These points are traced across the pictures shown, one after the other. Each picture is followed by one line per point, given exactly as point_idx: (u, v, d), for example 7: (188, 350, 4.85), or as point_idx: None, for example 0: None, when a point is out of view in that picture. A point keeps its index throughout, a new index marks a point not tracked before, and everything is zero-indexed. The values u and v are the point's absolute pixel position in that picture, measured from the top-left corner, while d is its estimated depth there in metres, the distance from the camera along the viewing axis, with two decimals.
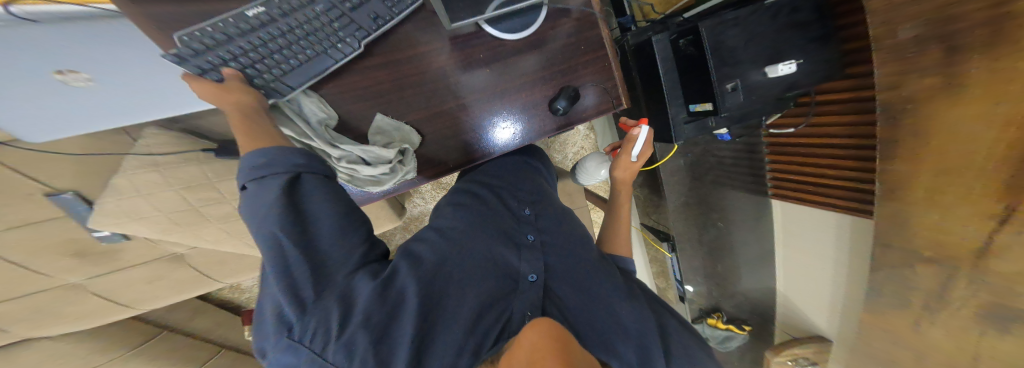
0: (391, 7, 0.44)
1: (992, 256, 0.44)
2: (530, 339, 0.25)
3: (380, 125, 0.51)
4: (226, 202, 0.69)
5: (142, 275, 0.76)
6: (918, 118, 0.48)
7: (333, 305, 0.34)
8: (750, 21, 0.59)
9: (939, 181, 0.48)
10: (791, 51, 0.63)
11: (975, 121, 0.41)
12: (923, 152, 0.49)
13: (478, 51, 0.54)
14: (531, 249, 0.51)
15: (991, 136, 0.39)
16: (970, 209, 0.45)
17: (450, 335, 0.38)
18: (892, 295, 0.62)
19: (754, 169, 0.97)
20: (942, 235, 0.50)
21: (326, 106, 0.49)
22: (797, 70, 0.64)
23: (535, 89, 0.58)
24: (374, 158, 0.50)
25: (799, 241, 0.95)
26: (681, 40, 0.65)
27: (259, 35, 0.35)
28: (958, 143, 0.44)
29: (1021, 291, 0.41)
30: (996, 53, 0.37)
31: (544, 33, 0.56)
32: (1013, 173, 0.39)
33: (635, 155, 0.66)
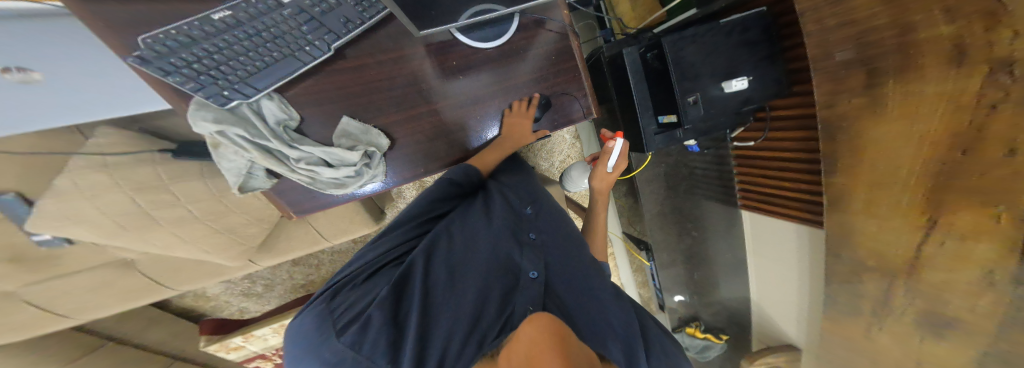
0: (363, 11, 0.44)
1: (922, 266, 0.49)
2: (528, 334, 0.31)
3: (347, 128, 0.50)
4: (182, 205, 0.64)
5: (85, 282, 0.69)
6: (851, 135, 0.52)
7: (370, 289, 0.43)
8: (707, 38, 0.63)
9: (873, 193, 0.52)
10: (745, 67, 0.67)
11: (895, 139, 0.45)
12: (859, 167, 0.53)
13: (452, 58, 0.54)
14: (531, 247, 0.51)
15: (911, 153, 0.44)
16: (900, 221, 0.50)
17: (453, 327, 0.38)
18: (844, 303, 0.66)
19: (724, 180, 1.01)
20: (880, 246, 0.55)
21: (289, 107, 0.47)
22: (750, 86, 0.69)
23: (514, 93, 0.59)
24: (337, 161, 0.50)
25: (764, 249, 0.98)
26: (648, 53, 0.69)
27: (225, 39, 0.35)
28: (884, 159, 0.48)
29: (949, 297, 0.46)
30: (907, 77, 0.41)
31: (517, 43, 0.57)
32: (933, 188, 0.43)
33: (610, 166, 0.68)
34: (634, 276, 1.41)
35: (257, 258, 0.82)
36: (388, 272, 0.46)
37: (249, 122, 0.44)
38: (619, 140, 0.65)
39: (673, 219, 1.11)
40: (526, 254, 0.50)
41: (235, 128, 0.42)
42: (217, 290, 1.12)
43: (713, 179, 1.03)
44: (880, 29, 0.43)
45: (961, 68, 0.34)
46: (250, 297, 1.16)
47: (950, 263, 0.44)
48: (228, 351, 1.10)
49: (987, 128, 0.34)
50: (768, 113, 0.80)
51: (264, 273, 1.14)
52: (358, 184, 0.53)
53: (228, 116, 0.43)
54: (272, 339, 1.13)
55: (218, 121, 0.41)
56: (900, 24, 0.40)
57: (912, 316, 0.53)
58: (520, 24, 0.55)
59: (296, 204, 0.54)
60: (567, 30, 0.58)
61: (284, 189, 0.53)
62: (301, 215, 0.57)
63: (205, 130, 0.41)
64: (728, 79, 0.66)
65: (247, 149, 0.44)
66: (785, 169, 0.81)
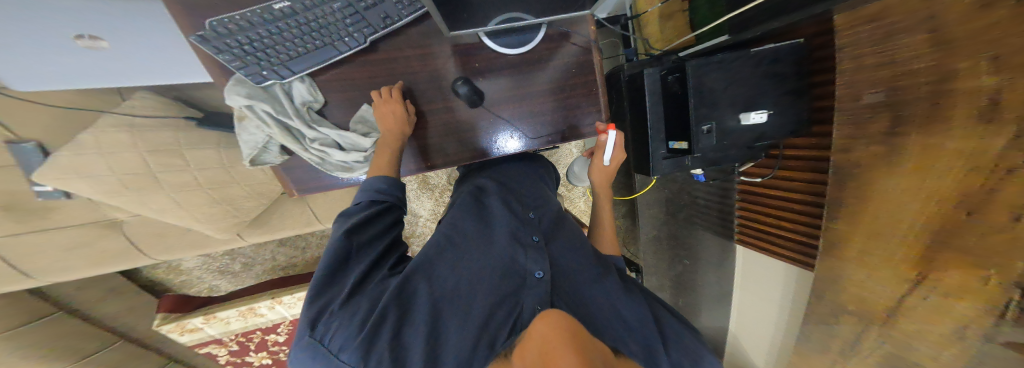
0: (402, 9, 0.43)
1: (900, 314, 0.51)
2: (540, 331, 0.30)
3: (364, 115, 0.48)
4: (190, 171, 0.61)
5: (60, 242, 0.64)
6: (864, 182, 0.54)
7: (360, 306, 0.37)
8: (734, 65, 0.65)
9: (869, 240, 0.55)
10: (765, 103, 0.69)
11: (905, 189, 0.47)
12: (864, 215, 0.55)
13: (476, 60, 0.54)
14: (535, 248, 0.50)
15: (918, 206, 0.46)
16: (890, 270, 0.52)
17: (463, 332, 0.38)
18: (815, 341, 0.69)
19: (724, 211, 1.02)
20: (862, 291, 0.57)
21: (316, 90, 0.45)
22: (766, 121, 0.70)
23: (531, 103, 0.59)
24: (351, 145, 0.48)
25: (750, 283, 1.00)
26: (669, 76, 0.71)
27: (278, 25, 0.36)
28: (889, 210, 0.50)
29: (917, 344, 0.49)
30: (932, 128, 0.43)
31: (540, 52, 0.57)
32: (930, 242, 0.45)
33: (607, 160, 0.66)
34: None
35: (245, 233, 0.78)
36: (377, 285, 0.40)
37: (276, 100, 0.43)
38: (612, 132, 0.59)
39: (665, 242, 1.20)
40: (530, 256, 0.48)
41: (264, 104, 0.41)
42: (194, 263, 1.05)
43: (711, 209, 1.06)
44: (914, 74, 0.44)
45: (990, 124, 0.35)
46: (223, 275, 1.09)
47: (930, 315, 0.46)
48: (183, 333, 1.01)
49: (1000, 189, 0.35)
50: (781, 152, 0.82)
51: (246, 250, 1.08)
52: (366, 170, 0.51)
53: (259, 91, 0.42)
54: (234, 324, 1.05)
55: (250, 96, 0.41)
56: (939, 72, 0.41)
57: (882, 362, 0.55)
58: (543, 36, 0.55)
59: (301, 182, 0.51)
60: (590, 45, 0.58)
61: (294, 166, 0.50)
62: (303, 194, 0.54)
63: (236, 103, 0.41)
64: (746, 111, 0.68)
65: (268, 125, 0.43)
66: (787, 209, 0.83)
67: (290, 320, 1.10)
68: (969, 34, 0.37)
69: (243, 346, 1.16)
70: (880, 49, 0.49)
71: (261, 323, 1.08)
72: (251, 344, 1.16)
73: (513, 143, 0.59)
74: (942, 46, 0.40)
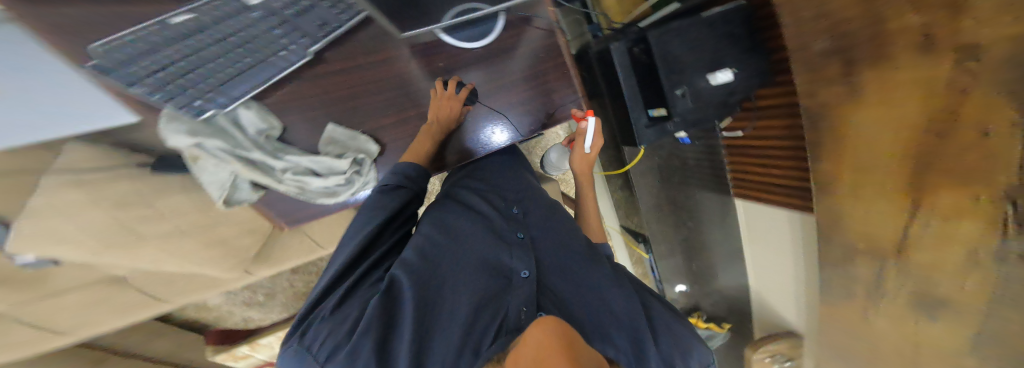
0: (339, 14, 0.45)
1: (910, 248, 0.49)
2: (535, 338, 0.31)
3: (333, 136, 0.50)
4: (166, 220, 0.64)
5: (77, 300, 0.69)
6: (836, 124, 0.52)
7: (351, 309, 0.40)
8: (691, 31, 0.63)
9: (858, 177, 0.53)
10: (728, 60, 0.68)
11: (875, 123, 0.46)
12: (843, 153, 0.54)
13: (439, 59, 0.54)
14: (520, 247, 0.53)
15: (894, 135, 0.44)
16: (884, 203, 0.51)
17: (449, 337, 0.39)
18: (837, 289, 0.66)
19: (716, 169, 1.02)
20: (870, 229, 0.55)
21: (270, 116, 0.47)
22: (735, 79, 0.70)
23: (510, 92, 0.59)
24: (324, 169, 0.50)
25: (758, 237, 1.00)
26: (635, 49, 0.69)
27: (189, 45, 0.33)
28: (866, 146, 0.49)
29: (940, 279, 0.46)
30: (887, 59, 0.41)
31: (505, 41, 0.56)
32: (914, 171, 0.44)
33: (588, 147, 0.66)
34: (636, 269, 1.40)
35: (253, 269, 0.82)
36: (364, 293, 0.42)
37: (230, 135, 0.44)
38: (591, 118, 0.59)
39: (667, 209, 1.16)
40: (513, 256, 0.51)
41: (213, 140, 0.42)
42: (219, 300, 1.12)
43: (703, 170, 1.04)
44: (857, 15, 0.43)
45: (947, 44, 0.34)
46: (253, 306, 1.16)
47: (936, 244, 0.45)
48: (235, 360, 1.11)
49: (962, 104, 0.35)
50: (754, 102, 0.80)
51: (264, 281, 1.14)
52: (350, 192, 0.53)
53: (201, 126, 0.42)
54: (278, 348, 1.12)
55: (192, 132, 0.40)
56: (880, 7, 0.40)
57: (904, 300, 0.53)
58: (505, 21, 0.54)
59: (289, 215, 0.54)
60: (553, 27, 0.57)
61: (273, 200, 0.52)
62: (293, 225, 0.57)
63: (179, 143, 0.40)
64: (713, 71, 0.67)
65: (229, 162, 0.44)
66: (775, 157, 0.81)
67: None
68: None
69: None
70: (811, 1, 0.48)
71: None
72: None
73: (499, 135, 0.61)
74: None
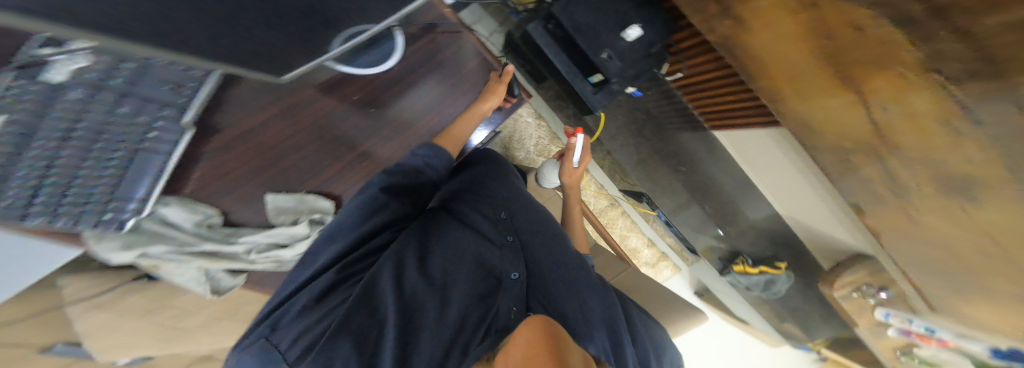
0: (186, 69, 0.36)
1: (890, 137, 0.43)
2: (524, 338, 0.31)
3: (279, 205, 0.45)
4: None
5: None
6: (750, 43, 0.50)
7: (334, 305, 0.42)
8: None
9: (799, 86, 0.50)
10: (635, 13, 0.67)
11: (801, 25, 0.42)
12: (775, 67, 0.51)
13: (352, 91, 0.49)
14: (510, 250, 0.54)
15: (824, 35, 0.40)
16: (833, 102, 0.47)
17: (436, 337, 0.40)
18: None
19: (682, 111, 1.02)
20: (837, 128, 0.49)
21: (198, 205, 0.41)
22: (647, 30, 0.68)
23: (450, 98, 0.55)
24: (290, 239, 0.46)
25: (758, 169, 0.95)
26: (549, 24, 0.70)
27: (28, 158, 0.25)
28: (793, 52, 0.46)
29: (943, 157, 0.40)
30: None
31: (414, 56, 0.52)
32: (851, 64, 0.40)
33: (576, 161, 0.77)
34: (654, 228, 1.33)
35: None
36: (344, 292, 0.44)
37: (171, 235, 0.39)
38: (580, 134, 0.74)
39: (653, 160, 1.08)
40: (505, 255, 0.53)
41: (155, 246, 0.37)
42: None
43: (669, 115, 1.03)
44: None
45: None
46: None
47: (904, 126, 0.40)
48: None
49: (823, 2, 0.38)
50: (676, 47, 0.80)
51: None
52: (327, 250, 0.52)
53: (133, 236, 0.36)
54: None
55: (127, 245, 0.35)
56: None
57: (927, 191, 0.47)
58: (402, 34, 0.51)
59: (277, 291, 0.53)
60: (462, 27, 0.55)
61: (258, 278, 0.49)
62: None
63: (120, 257, 0.35)
64: (623, 29, 0.66)
65: (188, 260, 0.40)
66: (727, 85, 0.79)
67: None
68: None
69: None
70: None
71: None
72: None
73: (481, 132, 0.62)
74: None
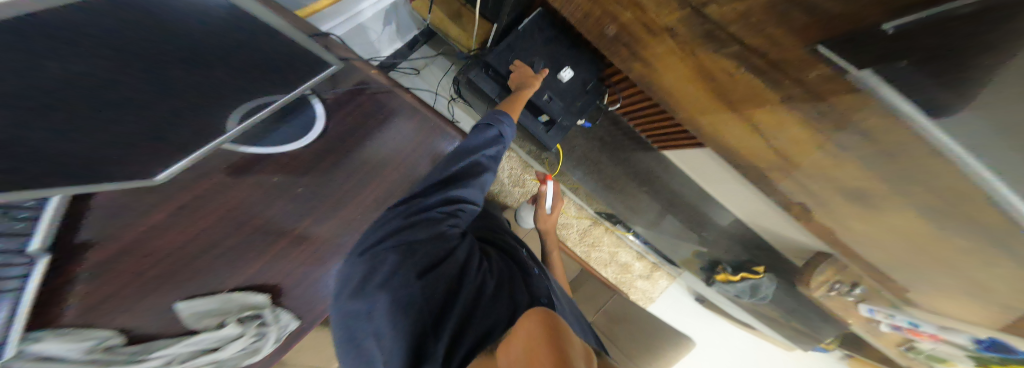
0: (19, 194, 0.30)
1: (787, 153, 0.53)
2: (526, 329, 0.33)
3: (201, 309, 0.41)
4: None
5: None
6: (660, 83, 0.58)
7: (439, 249, 0.42)
8: (520, 45, 0.69)
9: (708, 115, 0.57)
10: (565, 52, 0.72)
11: (691, 72, 0.51)
12: (689, 99, 0.57)
13: (268, 172, 0.46)
14: (537, 278, 0.48)
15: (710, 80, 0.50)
16: (736, 129, 0.56)
17: (488, 319, 0.37)
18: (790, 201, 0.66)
19: (631, 135, 1.09)
20: (751, 149, 0.57)
21: (85, 330, 0.34)
22: (583, 70, 0.74)
23: (398, 152, 0.54)
24: (224, 340, 0.42)
25: (710, 179, 1.00)
26: (489, 73, 0.73)
27: None
28: (693, 90, 0.54)
29: (836, 170, 0.49)
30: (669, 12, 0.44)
31: (342, 123, 0.51)
32: (744, 99, 0.49)
33: (548, 207, 0.77)
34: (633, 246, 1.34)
35: None
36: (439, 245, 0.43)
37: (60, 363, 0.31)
38: (551, 182, 0.74)
39: (623, 185, 1.09)
40: (540, 279, 0.49)
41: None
42: None
43: (619, 138, 1.09)
44: None
45: None
46: None
47: (793, 146, 0.50)
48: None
49: (702, 52, 0.46)
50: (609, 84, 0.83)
51: None
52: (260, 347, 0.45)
53: None
54: None
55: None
56: None
57: (837, 192, 0.53)
58: (320, 100, 0.50)
59: None
60: (394, 85, 0.56)
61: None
62: None
63: None
64: (558, 72, 0.71)
65: None
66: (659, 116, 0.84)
67: None
68: None
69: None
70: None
71: None
72: None
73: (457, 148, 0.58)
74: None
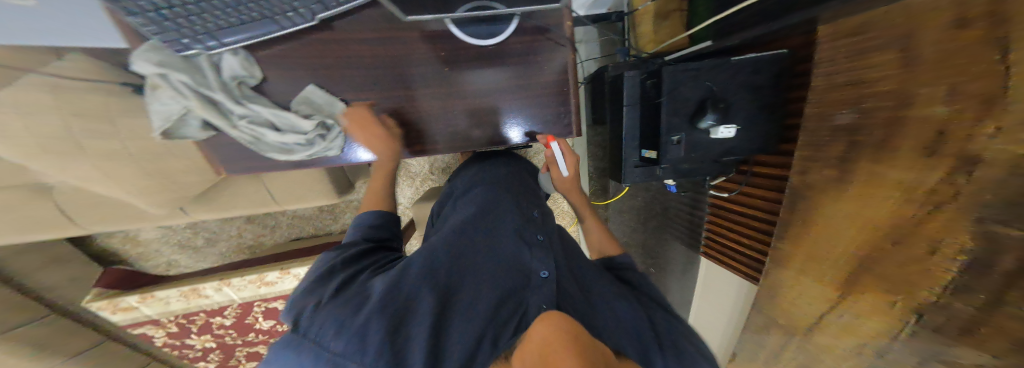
0: None
1: (818, 330, 0.58)
2: (539, 334, 0.28)
3: (308, 96, 0.49)
4: (116, 143, 0.57)
5: None
6: (813, 203, 0.56)
7: (362, 294, 0.39)
8: (711, 72, 0.64)
9: (807, 263, 0.59)
10: (738, 116, 0.68)
11: (852, 217, 0.49)
12: (813, 231, 0.57)
13: (443, 49, 0.52)
14: (541, 249, 0.46)
15: (855, 234, 0.48)
16: (818, 290, 0.57)
17: (463, 333, 0.36)
18: (748, 350, 0.79)
19: (693, 224, 1.10)
20: (793, 306, 0.63)
21: (253, 66, 0.46)
22: (737, 136, 0.71)
23: (521, 105, 0.58)
24: (286, 126, 0.49)
25: (709, 294, 1.08)
26: (648, 80, 0.70)
27: None
28: (834, 235, 0.52)
29: (825, 359, 0.58)
30: (884, 153, 0.42)
31: (513, 47, 0.54)
32: (866, 272, 0.47)
33: (565, 171, 0.70)
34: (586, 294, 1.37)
35: (189, 208, 0.77)
36: (365, 283, 0.41)
37: (196, 71, 0.44)
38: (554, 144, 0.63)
39: (636, 249, 1.29)
40: (542, 248, 0.47)
41: (178, 74, 0.41)
42: (151, 236, 1.06)
43: (681, 218, 1.15)
44: (881, 97, 0.42)
45: (933, 156, 0.35)
46: (184, 250, 1.10)
47: (840, 332, 0.54)
48: (115, 311, 0.98)
49: (927, 227, 0.38)
50: (751, 167, 0.83)
51: (211, 225, 1.09)
52: (308, 153, 0.52)
53: None
54: (174, 304, 1.02)
55: (162, 64, 0.40)
56: (898, 97, 0.40)
57: (800, 363, 0.64)
58: (515, 28, 0.52)
59: (230, 161, 0.53)
60: (568, 42, 0.55)
61: (218, 144, 0.51)
62: (232, 173, 0.55)
63: (145, 70, 0.40)
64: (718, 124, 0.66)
65: (184, 95, 0.43)
66: (750, 226, 0.88)
67: (238, 303, 1.07)
68: (935, 58, 0.34)
69: (184, 328, 1.09)
70: (851, 68, 0.46)
71: (205, 306, 1.05)
72: (193, 326, 1.09)
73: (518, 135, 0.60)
74: (911, 68, 0.37)
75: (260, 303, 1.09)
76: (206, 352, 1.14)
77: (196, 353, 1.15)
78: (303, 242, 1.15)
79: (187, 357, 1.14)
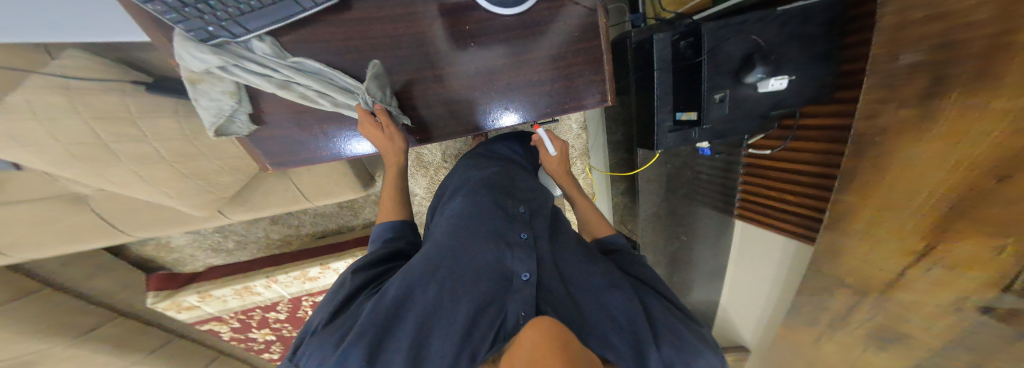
0: None
1: (897, 289, 0.53)
2: (530, 339, 0.25)
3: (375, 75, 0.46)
4: (146, 142, 0.61)
5: (24, 216, 0.63)
6: (884, 149, 0.50)
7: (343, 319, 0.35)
8: (756, 25, 0.59)
9: (879, 216, 0.54)
10: (788, 67, 0.64)
11: (933, 160, 0.44)
12: (883, 179, 0.52)
13: (467, 22, 0.48)
14: (524, 247, 0.42)
15: (940, 178, 0.43)
16: (896, 244, 0.52)
17: (446, 343, 0.32)
18: (803, 315, 0.75)
19: (727, 189, 1.04)
20: (865, 265, 0.58)
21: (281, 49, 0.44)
22: (789, 88, 0.67)
23: (539, 82, 0.54)
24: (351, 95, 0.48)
25: (745, 261, 1.04)
26: (681, 42, 0.65)
27: None
28: (912, 181, 0.47)
29: (910, 318, 0.52)
30: (974, 87, 0.37)
31: (538, 14, 0.49)
32: (956, 217, 0.42)
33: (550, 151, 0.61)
34: None
35: (227, 211, 0.80)
36: (357, 305, 0.38)
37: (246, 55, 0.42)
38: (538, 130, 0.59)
39: (664, 219, 1.19)
40: (525, 247, 0.42)
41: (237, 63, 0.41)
42: (184, 241, 1.09)
43: (714, 185, 1.07)
44: (976, 25, 0.36)
45: None
46: (218, 253, 1.14)
47: (928, 288, 0.49)
48: (180, 311, 1.04)
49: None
50: (797, 120, 0.79)
51: (239, 228, 1.12)
52: None
53: None
54: (232, 302, 1.06)
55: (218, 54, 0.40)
56: (999, 21, 0.34)
57: (873, 324, 0.59)
58: None
59: (275, 156, 0.53)
60: (597, 6, 0.50)
61: (262, 139, 0.51)
62: (278, 168, 0.55)
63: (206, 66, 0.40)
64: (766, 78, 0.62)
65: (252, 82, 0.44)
66: (795, 184, 0.84)
67: (288, 299, 1.12)
68: None
69: (244, 322, 1.16)
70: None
71: (260, 302, 1.09)
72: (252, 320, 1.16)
73: (512, 119, 0.57)
74: None
75: (307, 298, 1.13)
76: (268, 344, 1.25)
77: (260, 345, 1.25)
78: (330, 240, 1.18)
79: (253, 349, 1.24)
